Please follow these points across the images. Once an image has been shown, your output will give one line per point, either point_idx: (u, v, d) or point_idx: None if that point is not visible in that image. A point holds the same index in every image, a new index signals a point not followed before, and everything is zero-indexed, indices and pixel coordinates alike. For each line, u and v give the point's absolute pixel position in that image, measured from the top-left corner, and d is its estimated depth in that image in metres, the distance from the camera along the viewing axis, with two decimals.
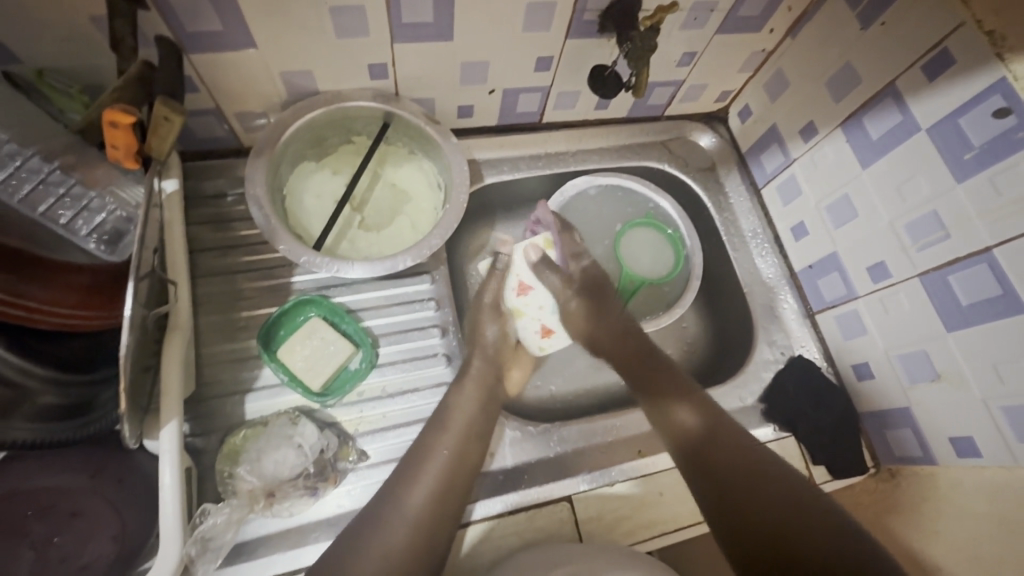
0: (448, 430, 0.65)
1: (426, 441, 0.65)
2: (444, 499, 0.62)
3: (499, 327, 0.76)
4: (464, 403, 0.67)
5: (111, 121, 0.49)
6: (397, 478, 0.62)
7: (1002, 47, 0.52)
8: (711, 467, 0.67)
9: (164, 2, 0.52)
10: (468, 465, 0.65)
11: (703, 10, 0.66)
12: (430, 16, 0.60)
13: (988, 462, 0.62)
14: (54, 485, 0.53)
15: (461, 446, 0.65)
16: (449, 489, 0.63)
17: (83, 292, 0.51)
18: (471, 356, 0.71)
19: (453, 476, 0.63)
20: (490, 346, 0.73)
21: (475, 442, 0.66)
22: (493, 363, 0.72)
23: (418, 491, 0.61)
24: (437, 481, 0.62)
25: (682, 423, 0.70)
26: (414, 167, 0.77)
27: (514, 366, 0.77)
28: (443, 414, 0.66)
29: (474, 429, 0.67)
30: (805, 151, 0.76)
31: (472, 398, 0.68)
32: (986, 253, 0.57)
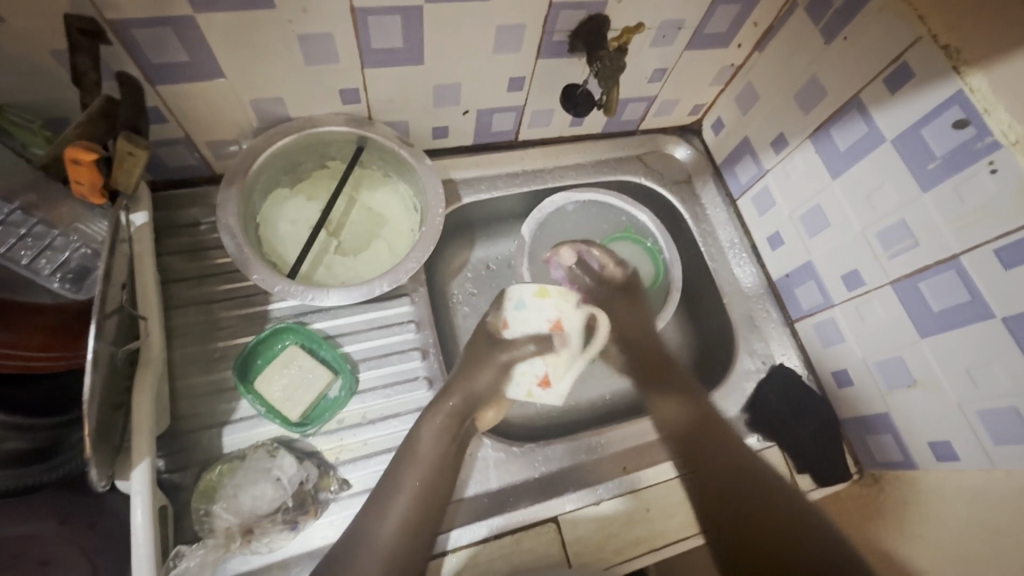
0: (416, 462, 0.64)
1: (393, 474, 0.63)
2: (415, 530, 0.61)
3: (495, 376, 0.71)
4: (430, 433, 0.66)
5: (73, 158, 0.48)
6: (365, 513, 0.62)
7: (959, 61, 0.53)
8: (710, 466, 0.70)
9: (126, 34, 0.51)
10: (438, 494, 0.64)
11: (671, 29, 0.68)
12: (400, 41, 0.60)
13: (966, 465, 0.62)
14: (26, 534, 0.52)
15: (430, 477, 0.64)
16: (422, 519, 0.62)
17: (46, 332, 0.51)
18: (447, 394, 0.68)
19: (424, 506, 0.62)
20: (479, 391, 0.69)
21: (446, 470, 0.65)
22: (470, 400, 0.68)
23: (388, 524, 0.61)
24: (406, 513, 0.61)
25: (676, 425, 0.73)
26: (389, 189, 0.77)
27: (490, 407, 0.70)
28: (410, 443, 0.65)
29: (445, 457, 0.66)
30: (778, 162, 0.77)
31: (441, 426, 0.66)
32: (954, 260, 0.58)
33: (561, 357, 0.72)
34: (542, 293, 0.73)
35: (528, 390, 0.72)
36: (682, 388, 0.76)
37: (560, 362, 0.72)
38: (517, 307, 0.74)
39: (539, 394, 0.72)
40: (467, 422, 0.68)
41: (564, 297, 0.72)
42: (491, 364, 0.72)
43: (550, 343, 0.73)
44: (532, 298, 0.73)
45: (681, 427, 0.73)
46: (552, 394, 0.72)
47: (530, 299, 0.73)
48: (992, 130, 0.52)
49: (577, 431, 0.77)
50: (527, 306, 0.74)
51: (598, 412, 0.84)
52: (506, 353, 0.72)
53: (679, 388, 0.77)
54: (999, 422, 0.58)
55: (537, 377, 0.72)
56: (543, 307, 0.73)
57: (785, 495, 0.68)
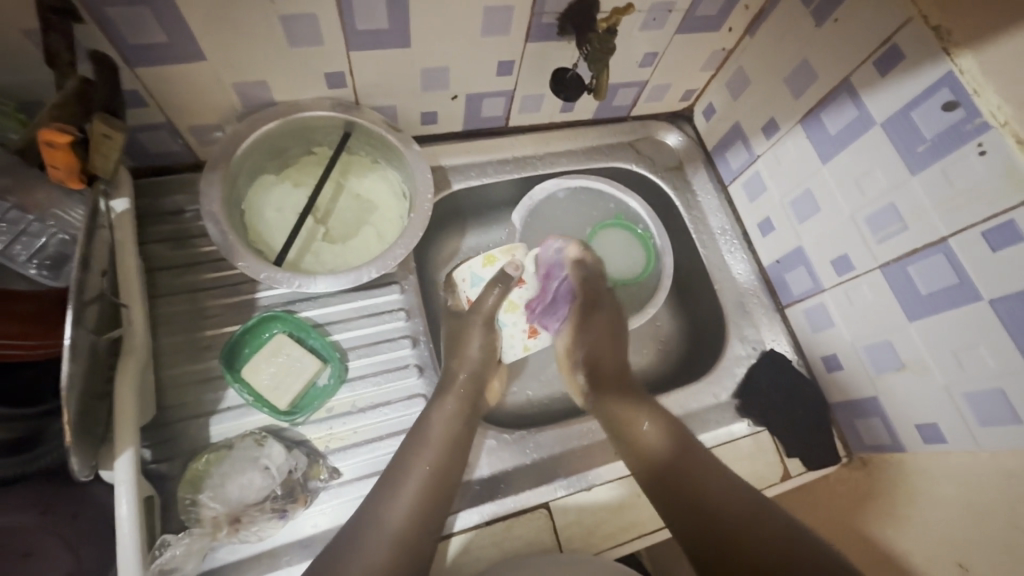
0: (428, 442, 0.64)
1: (406, 453, 0.63)
2: (427, 509, 0.61)
3: (486, 341, 0.74)
4: (442, 415, 0.66)
5: (47, 141, 0.47)
6: (378, 492, 0.61)
7: (949, 43, 0.53)
8: (683, 483, 0.65)
9: (101, 13, 0.49)
10: (450, 475, 0.64)
11: (661, 11, 0.67)
12: (385, 22, 0.58)
13: (953, 447, 0.63)
14: (4, 526, 0.50)
15: (443, 456, 0.64)
16: (434, 498, 0.61)
17: (26, 320, 0.50)
18: (456, 371, 0.70)
19: (436, 486, 0.62)
20: (476, 361, 0.72)
21: (457, 451, 0.65)
22: (476, 380, 0.71)
23: (402, 502, 0.60)
24: (420, 490, 0.61)
25: (648, 443, 0.68)
26: (378, 176, 0.76)
27: (495, 379, 0.75)
28: (422, 426, 0.65)
29: (456, 438, 0.66)
30: (768, 147, 0.76)
31: (451, 408, 0.67)
32: (942, 243, 0.58)
33: (532, 301, 0.80)
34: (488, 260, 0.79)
35: (523, 346, 0.80)
36: (650, 404, 0.71)
37: (532, 305, 0.80)
38: (475, 283, 0.79)
39: (534, 343, 0.80)
40: (475, 403, 0.70)
41: (510, 251, 0.79)
42: (474, 326, 0.74)
43: (507, 281, 0.76)
44: (480, 267, 0.78)
45: (654, 447, 0.67)
46: (543, 337, 0.81)
47: (480, 270, 0.78)
48: (981, 111, 0.52)
49: (568, 419, 0.78)
50: (481, 277, 0.79)
51: None
52: (482, 311, 0.75)
53: (651, 403, 0.72)
54: (986, 404, 0.58)
55: (525, 331, 0.80)
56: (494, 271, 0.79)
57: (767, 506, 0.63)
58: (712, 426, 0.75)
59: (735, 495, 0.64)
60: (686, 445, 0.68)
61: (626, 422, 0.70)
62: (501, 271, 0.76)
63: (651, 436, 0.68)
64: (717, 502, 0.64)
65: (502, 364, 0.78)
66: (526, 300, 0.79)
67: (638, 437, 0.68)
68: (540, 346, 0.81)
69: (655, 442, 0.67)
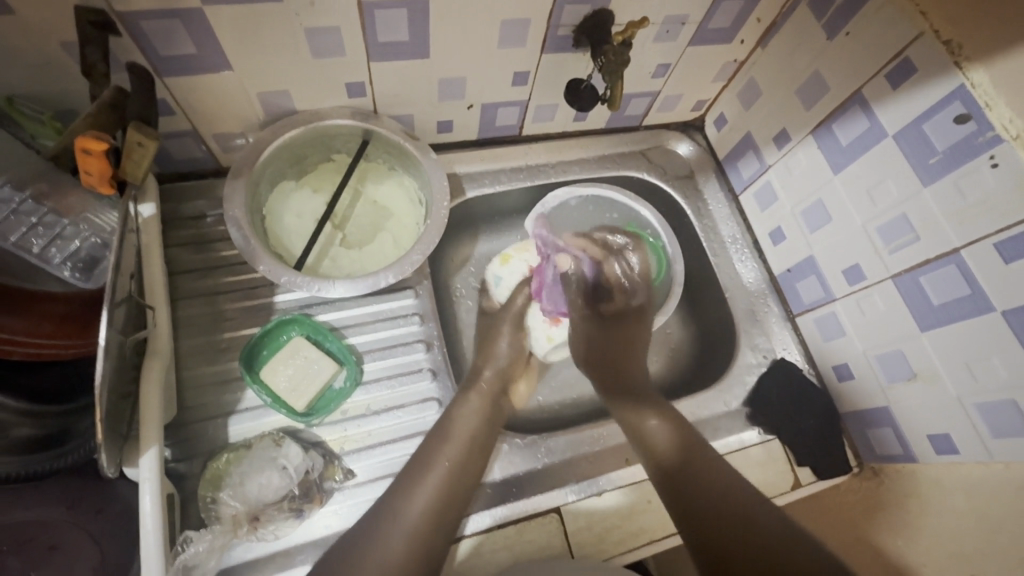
0: (451, 438, 0.65)
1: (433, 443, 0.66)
2: (447, 501, 0.62)
3: (514, 338, 0.79)
4: (467, 414, 0.68)
5: (83, 148, 0.49)
6: (398, 485, 0.63)
7: (960, 56, 0.54)
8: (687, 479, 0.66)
9: (136, 26, 0.51)
10: (468, 476, 0.65)
11: (675, 23, 0.68)
12: (404, 35, 0.60)
13: (965, 458, 0.63)
14: (35, 519, 0.51)
15: (465, 451, 0.66)
16: (452, 498, 0.63)
17: (58, 320, 0.52)
18: (481, 367, 0.75)
19: (456, 480, 0.64)
20: (503, 357, 0.77)
21: (476, 449, 0.67)
22: (501, 378, 0.75)
23: (425, 493, 0.62)
24: (444, 481, 0.63)
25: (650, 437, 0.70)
26: (394, 183, 0.77)
27: (520, 379, 0.79)
28: (446, 422, 0.67)
29: (478, 435, 0.68)
30: (779, 158, 0.77)
31: (475, 408, 0.69)
32: (954, 254, 0.58)
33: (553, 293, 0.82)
34: (504, 260, 0.83)
35: (546, 337, 0.80)
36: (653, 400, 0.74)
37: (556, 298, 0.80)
38: (497, 283, 0.83)
39: (557, 333, 0.80)
40: (494, 403, 0.72)
41: (523, 249, 0.83)
42: (504, 322, 0.80)
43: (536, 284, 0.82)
44: (497, 267, 0.83)
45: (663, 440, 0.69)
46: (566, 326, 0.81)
47: (498, 270, 0.83)
48: (993, 125, 0.52)
49: (580, 425, 0.78)
50: (501, 277, 0.83)
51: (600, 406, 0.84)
52: (514, 308, 0.81)
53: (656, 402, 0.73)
54: (998, 415, 0.58)
55: (547, 320, 0.81)
56: (513, 268, 0.82)
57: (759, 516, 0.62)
58: (721, 434, 0.76)
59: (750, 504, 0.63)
60: (703, 453, 0.68)
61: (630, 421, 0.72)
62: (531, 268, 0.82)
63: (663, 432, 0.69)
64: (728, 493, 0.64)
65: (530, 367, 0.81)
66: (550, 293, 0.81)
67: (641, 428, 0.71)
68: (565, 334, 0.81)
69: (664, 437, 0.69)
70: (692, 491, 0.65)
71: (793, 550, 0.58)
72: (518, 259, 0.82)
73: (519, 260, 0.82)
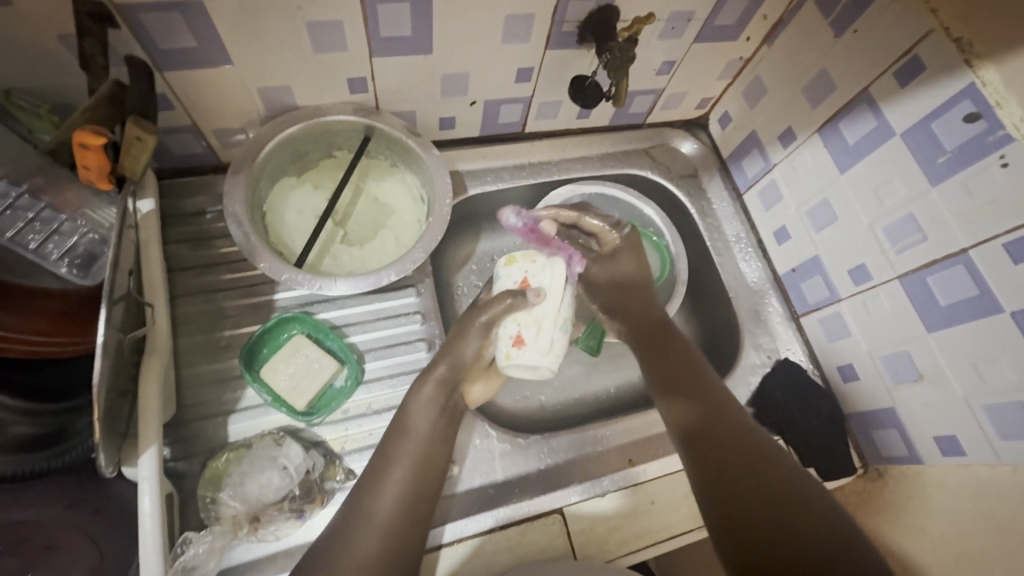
0: (407, 435, 0.62)
1: (389, 444, 0.62)
2: (413, 503, 0.59)
3: (481, 345, 0.67)
4: (419, 409, 0.64)
5: (81, 143, 0.48)
6: (357, 491, 0.59)
7: (970, 54, 0.53)
8: (712, 447, 0.63)
9: (135, 19, 0.51)
10: (430, 470, 0.62)
11: (681, 20, 0.67)
12: (407, 30, 0.59)
13: (972, 460, 0.62)
14: (27, 519, 0.51)
15: (426, 448, 0.62)
16: (416, 494, 0.60)
17: (56, 318, 0.51)
18: (436, 361, 0.66)
19: (419, 480, 0.60)
20: (464, 359, 0.67)
21: (440, 445, 0.64)
22: (458, 375, 0.67)
23: (386, 496, 0.58)
24: (404, 482, 0.60)
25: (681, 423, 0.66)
26: (396, 180, 0.77)
27: (477, 382, 0.70)
28: (401, 420, 0.64)
29: (439, 428, 0.64)
30: (785, 156, 0.77)
31: (429, 400, 0.65)
32: (963, 254, 0.57)
33: (536, 316, 0.66)
34: (510, 261, 0.71)
35: (505, 353, 0.66)
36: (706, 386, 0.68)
37: (534, 320, 0.66)
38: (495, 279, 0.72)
39: (517, 355, 0.66)
40: (455, 395, 0.67)
41: (530, 257, 0.69)
42: (472, 326, 0.67)
43: (523, 300, 0.66)
44: (500, 266, 0.71)
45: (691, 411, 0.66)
46: (532, 355, 0.65)
47: (499, 269, 0.71)
48: (1003, 124, 0.52)
49: (581, 425, 0.78)
50: (499, 275, 0.71)
51: (603, 406, 0.84)
52: (484, 316, 0.67)
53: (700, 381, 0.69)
54: (1007, 417, 0.58)
55: (511, 339, 0.66)
56: (512, 272, 0.70)
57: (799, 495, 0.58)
58: None
59: (782, 479, 0.60)
60: (729, 420, 0.65)
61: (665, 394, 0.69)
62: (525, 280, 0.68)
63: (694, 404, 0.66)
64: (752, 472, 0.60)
65: (494, 373, 0.71)
66: (531, 313, 0.66)
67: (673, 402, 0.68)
68: (525, 361, 0.65)
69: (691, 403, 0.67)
70: (722, 467, 0.61)
71: (815, 531, 0.55)
72: (521, 264, 0.69)
73: (518, 263, 0.69)
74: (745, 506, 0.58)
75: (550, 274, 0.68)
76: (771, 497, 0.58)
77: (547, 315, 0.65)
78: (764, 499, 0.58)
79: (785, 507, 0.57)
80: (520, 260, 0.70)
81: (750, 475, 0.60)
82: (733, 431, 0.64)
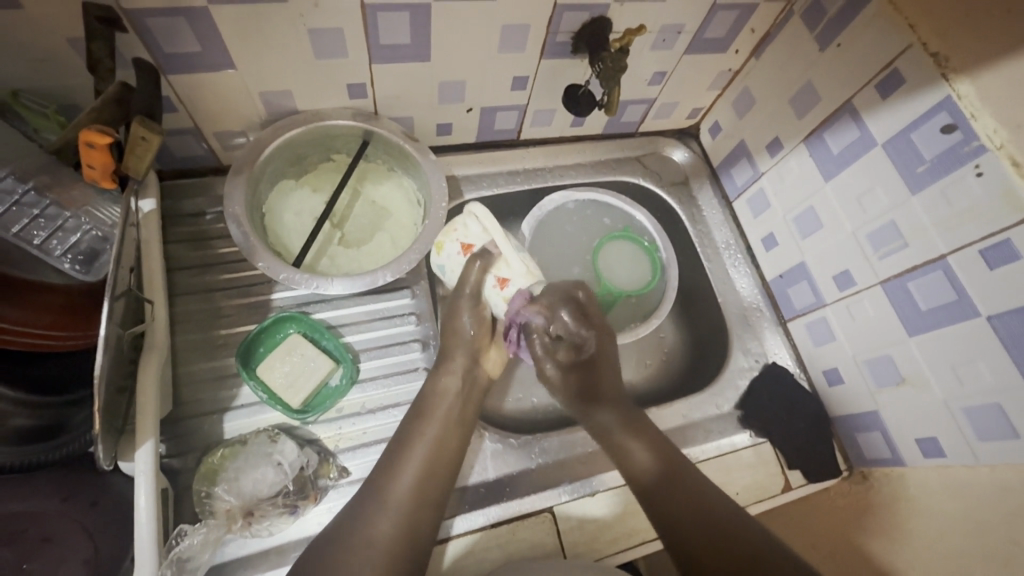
0: (427, 417, 0.65)
1: (407, 432, 0.65)
2: (427, 488, 0.62)
3: (476, 314, 0.71)
4: (441, 392, 0.67)
5: (87, 142, 0.50)
6: (381, 468, 0.63)
7: (947, 69, 0.55)
8: (665, 501, 0.65)
9: (142, 23, 0.52)
10: (449, 452, 0.65)
11: (671, 32, 0.70)
12: (407, 38, 0.61)
13: (952, 462, 0.64)
14: (27, 510, 0.53)
15: (441, 435, 0.65)
16: (435, 473, 0.63)
17: (59, 313, 0.52)
18: (451, 351, 0.70)
19: (434, 467, 0.63)
20: (468, 338, 0.70)
21: (457, 429, 0.67)
22: (470, 351, 0.70)
23: (405, 475, 0.62)
24: (421, 468, 0.62)
25: (638, 465, 0.67)
26: (393, 183, 0.78)
27: (491, 349, 0.73)
28: (423, 401, 0.67)
29: (455, 417, 0.67)
30: (772, 165, 0.79)
31: (452, 387, 0.68)
32: (941, 260, 0.59)
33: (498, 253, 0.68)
34: (439, 247, 0.72)
35: (502, 300, 0.69)
36: (642, 426, 0.70)
37: (499, 256, 0.68)
38: (443, 267, 0.72)
39: (511, 293, 0.68)
40: (475, 371, 0.71)
41: (450, 229, 0.70)
42: (462, 299, 0.70)
43: (490, 255, 0.68)
44: (436, 258, 0.72)
45: (642, 469, 0.67)
46: (518, 281, 0.68)
47: (439, 259, 0.72)
48: (978, 135, 0.54)
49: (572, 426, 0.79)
50: (443, 264, 0.72)
51: None
52: (467, 287, 0.69)
53: (643, 423, 0.70)
54: (986, 419, 0.59)
55: (496, 284, 0.68)
56: (449, 252, 0.70)
57: (746, 532, 0.62)
58: (711, 437, 0.77)
59: (732, 528, 0.62)
60: (680, 477, 0.66)
61: (618, 443, 0.69)
62: (471, 244, 0.69)
63: (646, 460, 0.67)
64: (693, 519, 0.63)
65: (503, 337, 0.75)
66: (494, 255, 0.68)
67: (624, 451, 0.68)
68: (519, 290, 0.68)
69: (643, 457, 0.67)
70: (672, 517, 0.64)
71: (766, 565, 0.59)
72: (449, 241, 0.70)
73: (448, 242, 0.70)
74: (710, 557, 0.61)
75: (476, 223, 0.69)
76: (723, 541, 0.61)
77: (507, 247, 0.68)
78: (710, 541, 0.62)
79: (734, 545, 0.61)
80: (448, 238, 0.70)
81: (698, 523, 0.63)
82: (692, 487, 0.65)
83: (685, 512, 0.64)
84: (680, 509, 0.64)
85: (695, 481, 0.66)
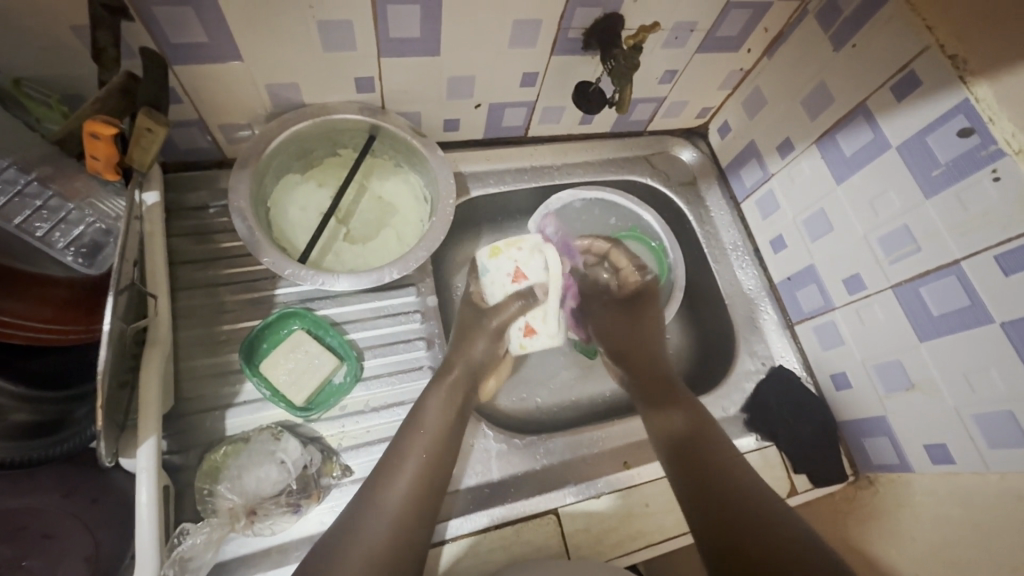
0: (423, 428, 0.64)
1: (402, 441, 0.64)
2: (422, 497, 0.61)
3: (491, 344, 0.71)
4: (439, 399, 0.67)
5: (92, 132, 0.49)
6: (375, 477, 0.62)
7: (965, 71, 0.54)
8: (696, 459, 0.67)
9: (147, 11, 0.51)
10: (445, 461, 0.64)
11: (684, 30, 0.69)
12: (417, 31, 0.60)
13: (961, 469, 0.63)
14: (26, 506, 0.52)
15: (437, 443, 0.64)
16: (430, 482, 0.62)
17: (60, 305, 0.51)
18: (451, 364, 0.69)
19: (430, 474, 0.62)
20: (477, 360, 0.71)
21: (453, 438, 0.66)
22: (472, 375, 0.70)
23: (399, 485, 0.61)
24: (415, 477, 0.61)
25: (673, 429, 0.70)
26: (400, 179, 0.77)
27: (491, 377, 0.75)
28: (418, 411, 0.66)
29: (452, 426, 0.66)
30: (783, 166, 0.78)
31: (448, 396, 0.67)
32: (955, 265, 0.59)
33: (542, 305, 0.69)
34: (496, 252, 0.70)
35: (518, 342, 0.71)
36: (686, 399, 0.73)
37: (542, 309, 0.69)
38: (487, 271, 0.71)
39: (529, 343, 0.71)
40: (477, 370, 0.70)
41: (514, 243, 0.69)
42: (485, 329, 0.71)
43: (534, 300, 0.69)
44: (486, 258, 0.70)
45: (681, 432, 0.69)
46: (540, 339, 0.71)
47: (486, 262, 0.70)
48: (996, 139, 0.53)
49: (578, 427, 0.78)
50: (486, 267, 0.70)
51: (599, 409, 0.84)
52: (494, 320, 0.70)
53: (686, 398, 0.73)
54: (998, 427, 0.59)
55: (523, 328, 0.70)
56: (500, 264, 0.69)
57: (773, 512, 0.61)
58: None
59: (761, 503, 0.63)
60: (710, 444, 0.68)
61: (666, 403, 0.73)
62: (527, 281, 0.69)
63: (680, 422, 0.70)
64: (725, 487, 0.64)
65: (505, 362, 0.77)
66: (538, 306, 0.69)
67: (663, 417, 0.72)
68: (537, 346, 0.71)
69: (678, 420, 0.70)
70: (704, 483, 0.65)
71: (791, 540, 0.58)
72: (506, 254, 0.69)
73: (507, 257, 0.69)
74: (736, 524, 0.61)
75: (541, 261, 0.68)
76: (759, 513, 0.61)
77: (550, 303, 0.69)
78: (746, 515, 0.62)
79: (763, 520, 0.61)
80: (508, 252, 0.69)
81: (730, 491, 0.64)
82: (721, 457, 0.67)
83: (711, 483, 0.65)
84: (714, 473, 0.66)
85: (726, 446, 0.69)
